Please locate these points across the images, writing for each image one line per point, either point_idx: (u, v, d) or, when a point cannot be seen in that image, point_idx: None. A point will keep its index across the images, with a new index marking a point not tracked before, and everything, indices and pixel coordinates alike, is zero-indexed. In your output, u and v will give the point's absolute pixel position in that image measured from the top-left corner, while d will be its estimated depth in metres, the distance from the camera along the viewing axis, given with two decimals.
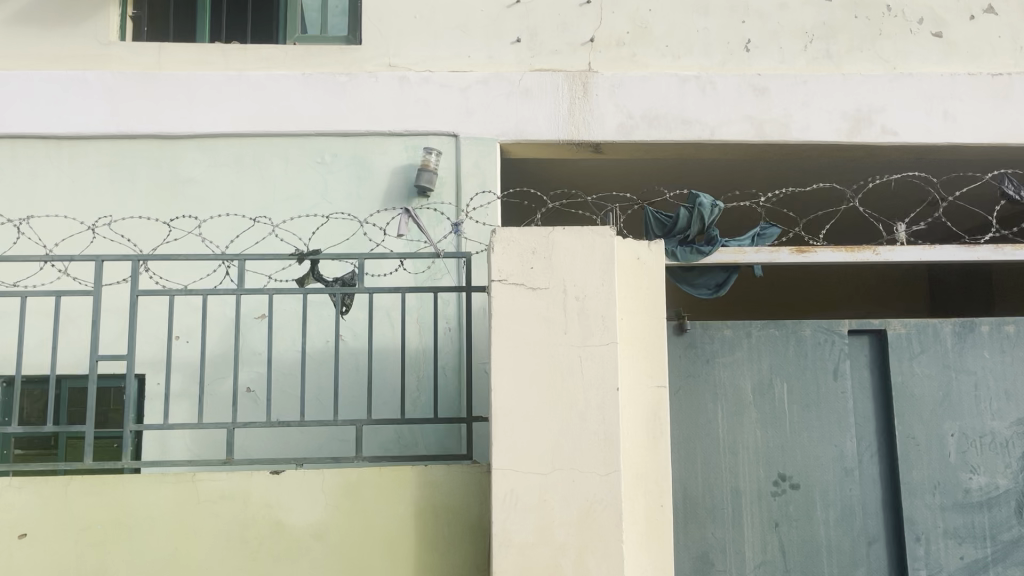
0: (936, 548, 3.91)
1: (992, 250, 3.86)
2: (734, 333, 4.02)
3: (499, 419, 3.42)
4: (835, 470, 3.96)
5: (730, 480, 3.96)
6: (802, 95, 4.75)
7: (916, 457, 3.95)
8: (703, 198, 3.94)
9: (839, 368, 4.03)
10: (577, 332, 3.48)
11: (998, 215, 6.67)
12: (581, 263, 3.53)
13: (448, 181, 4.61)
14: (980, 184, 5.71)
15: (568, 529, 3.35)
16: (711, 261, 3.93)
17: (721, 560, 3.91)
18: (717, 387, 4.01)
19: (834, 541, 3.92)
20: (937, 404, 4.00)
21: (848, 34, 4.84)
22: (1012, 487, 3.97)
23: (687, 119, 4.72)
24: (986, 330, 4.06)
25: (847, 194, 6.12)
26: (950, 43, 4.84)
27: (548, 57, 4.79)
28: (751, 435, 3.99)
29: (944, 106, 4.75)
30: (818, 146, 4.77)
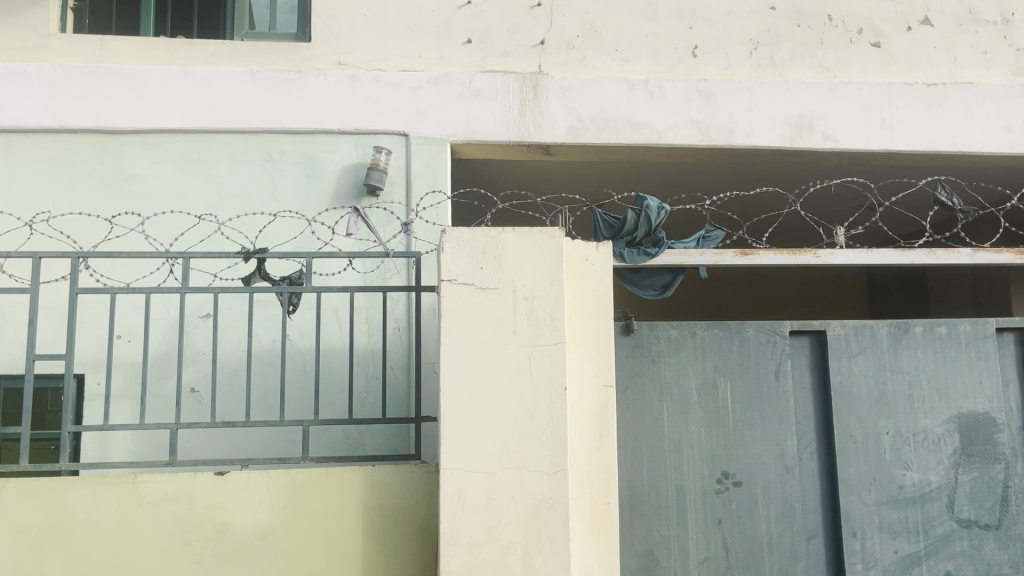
0: (872, 543, 4.02)
1: (926, 254, 3.99)
2: (679, 334, 4.11)
3: (448, 418, 3.43)
4: (776, 468, 4.05)
5: (675, 478, 4.03)
6: (747, 101, 4.86)
7: (853, 454, 4.07)
8: (651, 200, 4.00)
9: (780, 368, 4.13)
10: (526, 332, 3.51)
11: (931, 220, 6.91)
12: (530, 264, 3.56)
13: (398, 181, 4.59)
14: (915, 191, 5.89)
15: (516, 528, 3.38)
16: (658, 263, 4.00)
17: (666, 557, 3.97)
18: (663, 387, 4.08)
19: (775, 537, 4.01)
20: (873, 402, 4.12)
21: (791, 41, 4.97)
22: (944, 483, 4.10)
23: (635, 122, 4.78)
24: (919, 331, 4.20)
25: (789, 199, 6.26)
26: (889, 53, 4.99)
27: (499, 59, 4.82)
28: (696, 434, 4.07)
29: (882, 114, 4.90)
30: (762, 152, 4.87)
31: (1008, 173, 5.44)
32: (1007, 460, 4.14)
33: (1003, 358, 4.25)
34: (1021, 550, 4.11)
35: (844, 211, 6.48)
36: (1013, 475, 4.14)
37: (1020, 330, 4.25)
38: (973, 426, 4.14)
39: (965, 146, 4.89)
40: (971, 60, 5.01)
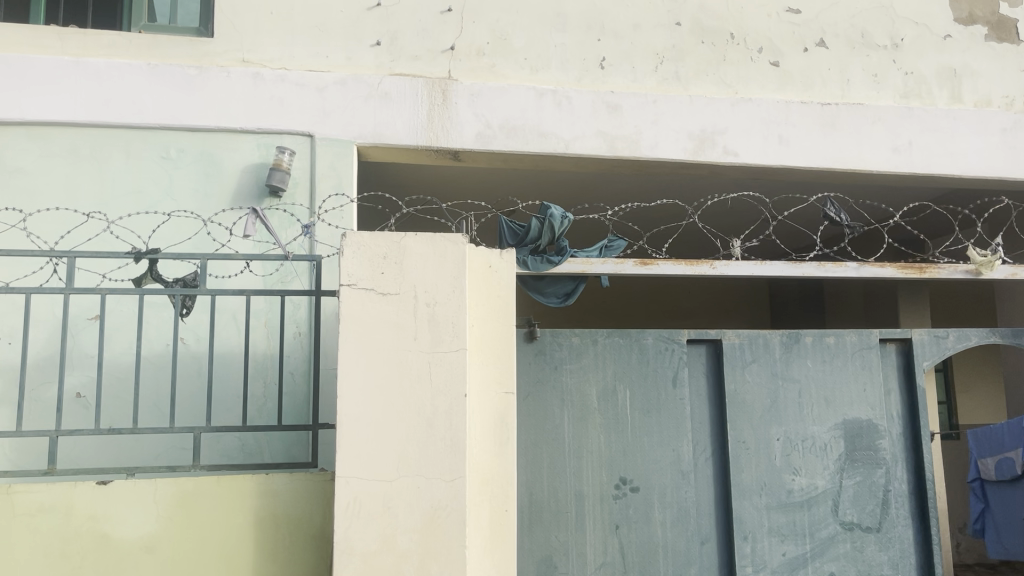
0: (761, 546, 4.15)
1: (816, 267, 4.15)
2: (581, 342, 4.16)
3: (345, 426, 3.37)
4: (672, 473, 4.14)
5: (574, 484, 4.07)
6: (654, 114, 4.96)
7: (746, 459, 4.19)
8: (555, 209, 4.02)
9: (678, 376, 4.22)
10: (427, 338, 3.48)
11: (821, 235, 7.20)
12: (431, 270, 3.54)
13: (302, 182, 4.49)
14: (807, 207, 6.13)
15: (412, 536, 3.34)
16: (561, 270, 4.04)
17: (564, 563, 4.01)
18: (565, 394, 4.12)
19: (670, 541, 4.09)
20: (764, 410, 4.26)
21: (694, 58, 5.10)
22: (830, 487, 4.26)
23: (543, 131, 4.82)
24: (809, 341, 4.36)
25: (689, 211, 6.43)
26: (786, 72, 5.18)
27: (408, 63, 4.79)
28: (596, 440, 4.12)
29: (779, 131, 5.07)
30: (666, 164, 4.98)
31: (894, 190, 5.70)
32: (888, 465, 4.33)
33: (886, 368, 4.44)
34: (900, 551, 4.29)
35: (742, 224, 6.68)
36: (893, 479, 4.33)
37: (902, 341, 4.45)
38: (857, 433, 4.33)
39: (856, 164, 5.10)
40: (863, 82, 5.24)
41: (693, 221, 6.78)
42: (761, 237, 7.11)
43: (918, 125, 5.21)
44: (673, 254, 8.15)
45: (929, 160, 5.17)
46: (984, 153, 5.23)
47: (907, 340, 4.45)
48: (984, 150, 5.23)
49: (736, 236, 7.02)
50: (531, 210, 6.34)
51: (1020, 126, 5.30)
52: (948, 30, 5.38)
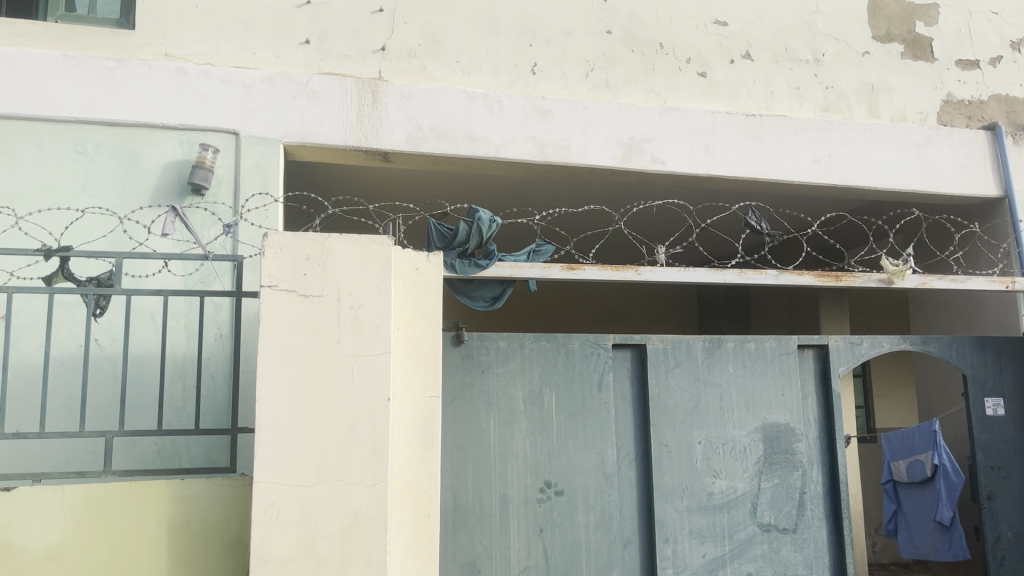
0: (682, 548, 4.22)
1: (738, 274, 4.24)
2: (508, 345, 4.17)
3: (264, 429, 3.31)
4: (596, 477, 4.18)
5: (499, 487, 4.06)
6: (583, 121, 5.01)
7: (668, 463, 4.26)
8: (483, 213, 4.02)
9: (603, 380, 4.27)
10: (350, 341, 3.44)
11: (743, 244, 7.37)
12: (356, 272, 3.50)
13: (226, 180, 4.39)
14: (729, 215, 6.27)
15: (331, 541, 3.29)
16: (488, 275, 4.04)
17: (487, 567, 4.00)
18: (491, 397, 4.12)
19: (593, 544, 4.13)
20: (687, 414, 4.34)
21: (624, 66, 5.17)
22: (749, 490, 4.36)
23: (474, 134, 4.82)
24: (731, 346, 4.45)
25: (615, 217, 6.51)
26: (713, 82, 5.29)
27: (338, 62, 4.73)
28: (521, 443, 4.12)
29: (705, 141, 5.17)
30: (596, 170, 5.03)
31: (814, 201, 5.87)
32: (804, 467, 4.45)
33: (804, 373, 4.57)
34: (814, 551, 4.41)
35: (667, 231, 6.79)
36: (809, 482, 4.45)
37: (819, 347, 4.59)
38: (775, 436, 4.44)
39: (779, 174, 5.23)
40: (786, 95, 5.38)
41: (619, 228, 6.86)
42: (685, 244, 7.25)
43: (838, 138, 5.37)
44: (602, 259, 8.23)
45: (850, 171, 5.34)
46: (900, 166, 5.42)
47: (824, 346, 4.59)
48: (900, 162, 5.42)
49: (662, 243, 7.14)
50: (460, 213, 6.34)
51: (934, 141, 5.50)
52: (867, 47, 5.58)
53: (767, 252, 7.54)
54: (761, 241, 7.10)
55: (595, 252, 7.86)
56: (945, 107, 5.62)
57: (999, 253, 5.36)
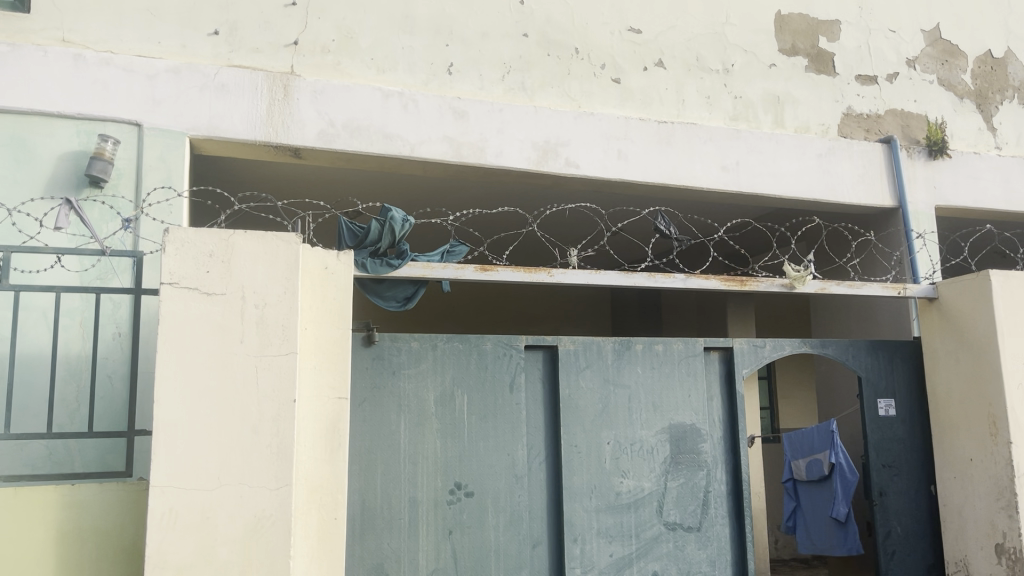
0: (590, 548, 4.27)
1: (648, 277, 4.32)
2: (420, 346, 4.14)
3: (161, 432, 3.20)
4: (506, 478, 4.19)
5: (408, 490, 4.02)
6: (498, 122, 5.01)
7: (577, 463, 4.30)
8: (396, 212, 3.98)
9: (515, 381, 4.28)
10: (254, 341, 3.35)
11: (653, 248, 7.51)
12: (262, 270, 3.41)
13: (127, 173, 4.22)
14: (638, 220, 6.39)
15: (231, 547, 3.19)
16: (400, 275, 3.99)
17: (395, 569, 3.96)
18: (402, 399, 4.08)
19: (503, 545, 4.13)
20: (596, 415, 4.39)
21: (540, 69, 5.20)
22: (655, 489, 4.45)
23: (387, 133, 4.76)
24: (640, 348, 4.53)
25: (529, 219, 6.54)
26: (627, 88, 5.38)
27: (248, 55, 4.61)
28: (431, 445, 4.10)
29: (618, 146, 5.25)
30: (511, 172, 5.04)
31: (723, 208, 6.04)
32: (708, 467, 4.57)
33: (710, 374, 4.70)
34: (717, 549, 4.52)
35: (579, 234, 6.89)
36: (713, 481, 4.57)
37: (724, 349, 4.72)
38: (681, 436, 4.54)
39: (688, 181, 5.35)
40: (697, 103, 5.52)
41: (532, 230, 6.92)
42: (595, 247, 7.37)
43: (745, 147, 5.53)
44: (516, 262, 8.27)
45: (755, 179, 5.51)
46: (803, 175, 5.62)
47: (729, 348, 4.72)
48: (803, 172, 5.63)
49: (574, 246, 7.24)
50: (372, 212, 6.26)
51: (835, 152, 5.72)
52: (774, 59, 5.77)
53: (675, 256, 7.73)
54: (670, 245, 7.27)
55: (508, 253, 7.90)
56: (845, 120, 5.84)
57: (892, 261, 5.66)
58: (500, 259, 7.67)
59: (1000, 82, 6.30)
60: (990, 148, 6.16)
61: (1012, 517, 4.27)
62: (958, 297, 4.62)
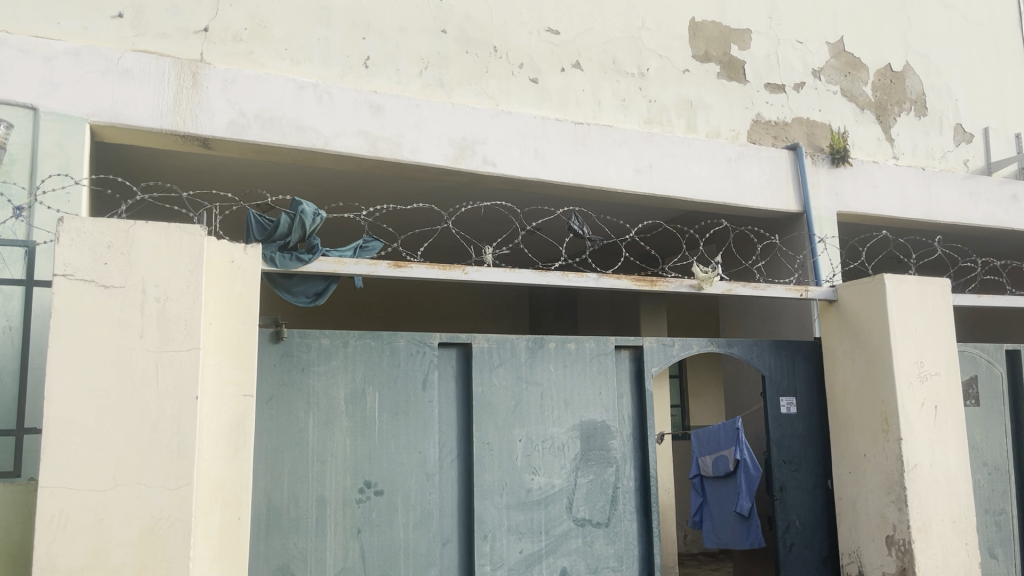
0: (500, 544, 4.28)
1: (561, 276, 4.36)
2: (331, 343, 4.08)
3: (52, 431, 3.05)
4: (417, 476, 4.16)
5: (316, 489, 3.96)
6: (415, 118, 4.98)
7: (489, 461, 4.31)
8: (306, 206, 3.92)
9: (427, 378, 4.26)
10: (155, 336, 3.24)
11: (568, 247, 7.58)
12: (164, 262, 3.30)
13: (21, 158, 4.00)
14: (552, 219, 6.44)
15: (126, 549, 3.08)
16: (310, 270, 3.91)
17: (302, 569, 3.89)
18: (311, 397, 4.00)
19: (412, 543, 4.10)
20: (509, 412, 4.41)
21: (458, 66, 5.19)
22: (565, 486, 4.50)
23: (301, 124, 4.67)
24: (553, 346, 4.57)
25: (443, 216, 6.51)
26: (544, 89, 5.41)
27: (154, 40, 4.45)
28: (341, 443, 4.04)
29: (535, 145, 5.28)
30: (427, 169, 5.01)
31: (636, 210, 6.15)
32: (618, 463, 4.65)
33: (621, 372, 4.78)
34: (625, 544, 4.60)
35: (493, 233, 6.92)
36: (622, 477, 4.65)
37: (634, 348, 4.82)
38: (591, 433, 4.60)
39: (603, 182, 5.43)
40: (612, 106, 5.60)
41: (446, 227, 6.91)
42: (509, 246, 7.41)
43: (658, 150, 5.64)
44: (431, 259, 8.22)
45: (667, 182, 5.63)
46: (713, 179, 5.77)
47: (639, 346, 4.82)
48: (714, 177, 5.78)
49: (488, 244, 7.25)
50: (282, 205, 6.13)
51: (744, 157, 5.90)
52: (687, 65, 5.89)
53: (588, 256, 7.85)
54: (583, 245, 7.38)
55: (423, 250, 7.87)
56: (755, 126, 6.02)
57: (797, 264, 5.92)
58: (415, 256, 7.62)
59: (898, 94, 6.60)
60: (888, 158, 6.45)
61: (901, 510, 4.47)
62: (855, 300, 4.82)
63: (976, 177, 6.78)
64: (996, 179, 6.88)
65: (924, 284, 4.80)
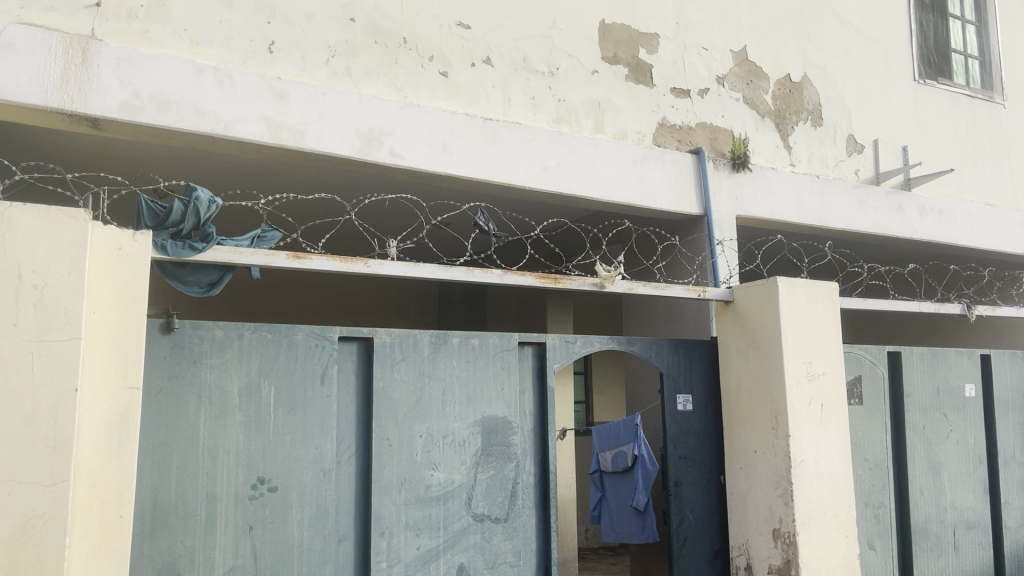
0: (397, 541, 4.24)
1: (466, 271, 4.34)
2: (225, 335, 3.95)
3: None
4: (313, 472, 4.08)
5: (206, 485, 3.83)
6: (320, 107, 4.87)
7: (388, 456, 4.26)
8: (201, 193, 3.80)
9: (326, 373, 4.18)
10: (31, 325, 3.07)
11: (472, 243, 7.58)
12: (43, 247, 3.14)
13: None
14: (457, 214, 6.43)
15: None
16: (203, 259, 3.77)
17: (188, 568, 3.76)
18: (203, 390, 3.87)
19: (306, 541, 4.02)
20: (409, 408, 4.37)
21: (366, 56, 5.10)
22: (465, 482, 4.49)
23: (200, 109, 4.51)
24: (456, 342, 4.56)
25: (346, 207, 6.41)
26: (454, 83, 5.39)
27: (42, 13, 4.20)
28: (234, 439, 3.91)
29: (443, 139, 5.25)
30: (332, 159, 4.92)
31: (543, 208, 6.20)
32: (518, 459, 4.67)
33: (523, 369, 4.81)
34: (523, 539, 4.63)
35: (397, 226, 6.86)
36: (522, 472, 4.68)
37: (537, 344, 4.85)
38: (493, 429, 4.61)
39: (511, 179, 5.45)
40: (521, 103, 5.62)
41: (349, 219, 6.81)
42: (414, 239, 7.36)
43: (566, 149, 5.70)
44: (334, 251, 8.08)
45: (574, 181, 5.69)
46: (619, 180, 5.86)
47: (542, 343, 4.86)
48: (620, 177, 5.87)
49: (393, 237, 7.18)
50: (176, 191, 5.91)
51: (649, 159, 6.01)
52: (597, 66, 5.96)
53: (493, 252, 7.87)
54: (488, 241, 7.39)
55: (324, 241, 7.73)
56: (660, 130, 6.14)
57: (695, 265, 6.11)
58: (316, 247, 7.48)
59: (796, 104, 6.85)
60: (785, 164, 6.70)
61: (787, 504, 4.65)
62: (750, 301, 4.98)
63: (865, 186, 7.12)
64: (883, 189, 7.24)
65: (814, 287, 5.00)
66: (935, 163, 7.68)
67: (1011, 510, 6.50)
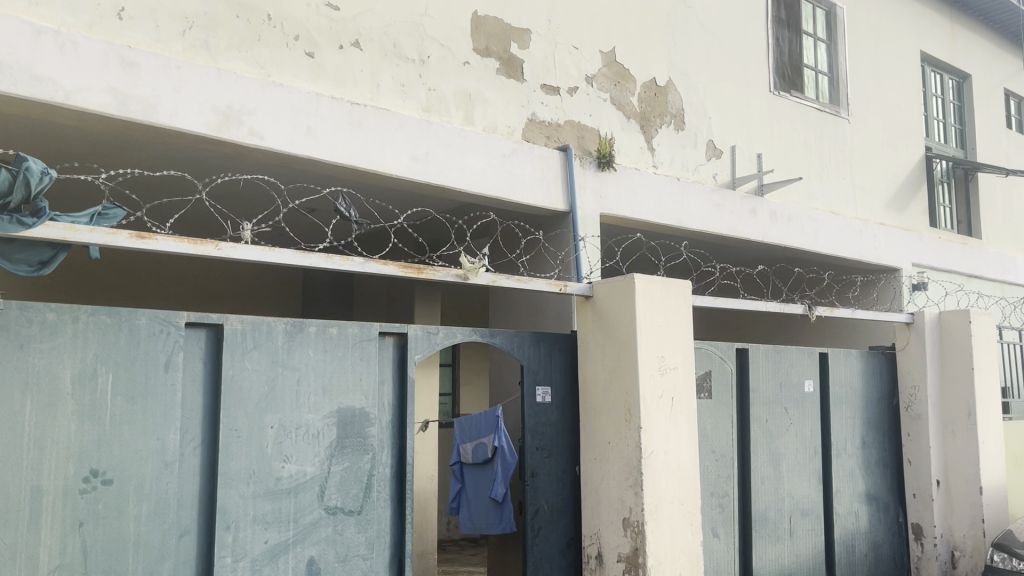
0: (243, 535, 4.09)
1: (326, 259, 4.22)
2: (57, 318, 3.69)
3: None
4: (153, 464, 3.87)
5: (30, 478, 3.56)
6: (174, 80, 4.62)
7: (237, 448, 4.10)
8: (32, 163, 3.52)
9: (171, 360, 3.96)
10: None
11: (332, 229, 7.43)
12: None
13: None
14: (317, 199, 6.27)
15: None
16: (33, 235, 3.48)
17: (7, 568, 3.49)
18: (30, 376, 3.60)
19: (142, 536, 3.81)
20: (261, 397, 4.21)
21: (226, 30, 4.88)
22: (318, 474, 4.38)
23: (37, 74, 4.16)
24: (313, 330, 4.43)
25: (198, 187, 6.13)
26: (320, 65, 5.24)
27: None
28: (64, 429, 3.65)
29: (307, 121, 5.10)
30: (185, 135, 4.68)
31: (409, 197, 6.14)
32: (374, 451, 4.61)
33: (381, 359, 4.73)
34: (376, 532, 4.57)
35: (253, 208, 6.63)
36: (377, 464, 4.62)
37: (398, 335, 4.79)
38: (349, 420, 4.52)
39: (377, 166, 5.36)
40: (390, 90, 5.53)
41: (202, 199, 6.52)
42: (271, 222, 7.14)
43: (435, 139, 5.65)
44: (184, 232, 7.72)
45: (441, 171, 5.65)
46: (486, 173, 5.87)
47: (403, 334, 4.79)
48: (488, 170, 5.88)
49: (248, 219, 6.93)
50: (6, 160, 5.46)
51: (517, 153, 6.05)
52: (468, 58, 5.94)
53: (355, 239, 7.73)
54: (349, 228, 7.25)
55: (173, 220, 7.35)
56: (529, 125, 6.21)
57: (558, 260, 6.23)
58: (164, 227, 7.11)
59: (660, 107, 7.07)
60: (648, 166, 6.91)
61: (637, 494, 4.79)
62: (608, 297, 5.10)
63: (722, 190, 7.44)
64: (739, 194, 7.59)
65: (669, 285, 5.17)
66: (787, 171, 8.12)
67: (841, 498, 6.97)
